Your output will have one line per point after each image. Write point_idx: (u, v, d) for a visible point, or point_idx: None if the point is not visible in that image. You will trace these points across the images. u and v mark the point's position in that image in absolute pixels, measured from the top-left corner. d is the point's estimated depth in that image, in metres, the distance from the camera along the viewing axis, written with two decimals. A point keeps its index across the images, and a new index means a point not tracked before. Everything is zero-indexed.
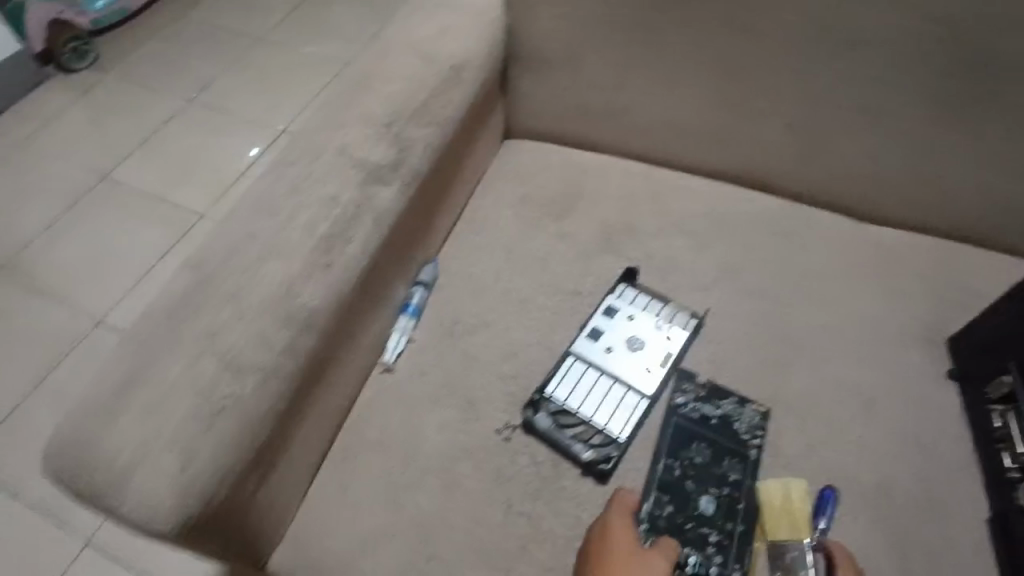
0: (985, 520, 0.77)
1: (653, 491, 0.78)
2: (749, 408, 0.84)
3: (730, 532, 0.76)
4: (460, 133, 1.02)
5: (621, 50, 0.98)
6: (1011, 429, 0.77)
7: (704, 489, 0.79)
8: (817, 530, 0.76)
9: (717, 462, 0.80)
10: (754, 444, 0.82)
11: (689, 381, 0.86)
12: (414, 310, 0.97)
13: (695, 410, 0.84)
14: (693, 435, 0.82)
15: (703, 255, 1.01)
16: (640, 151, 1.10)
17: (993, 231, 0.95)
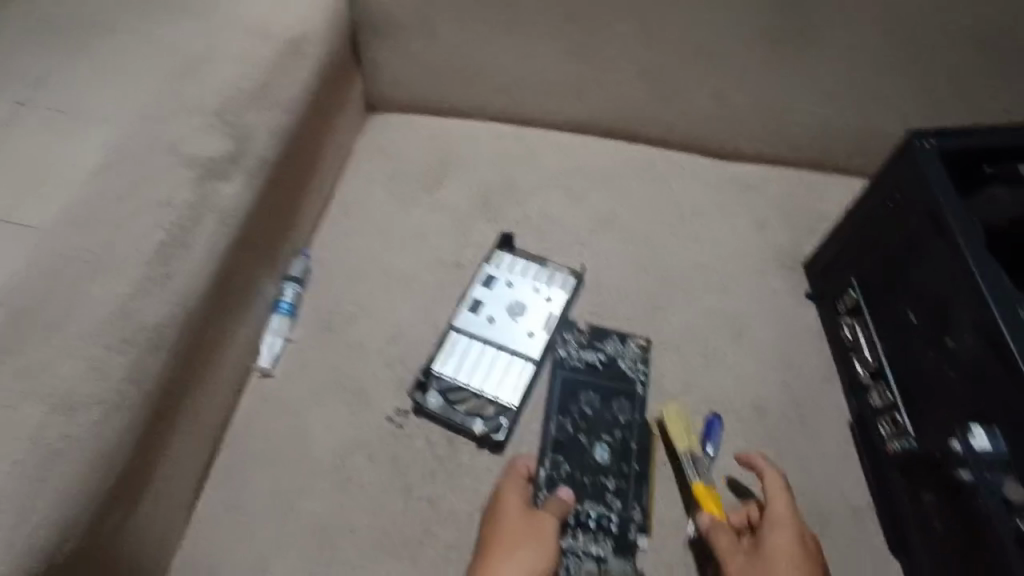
0: (847, 424, 0.83)
1: (549, 453, 0.79)
2: (631, 344, 0.87)
3: (626, 474, 0.79)
4: (316, 113, 0.94)
5: (467, 10, 0.94)
6: (858, 337, 0.83)
7: (597, 438, 0.81)
8: (708, 454, 0.79)
9: (608, 407, 0.83)
10: (640, 382, 0.85)
11: (570, 330, 0.88)
12: (288, 308, 0.90)
13: (577, 357, 0.86)
14: (581, 386, 0.84)
15: (577, 211, 1.01)
16: (505, 112, 1.08)
17: (836, 156, 1.02)
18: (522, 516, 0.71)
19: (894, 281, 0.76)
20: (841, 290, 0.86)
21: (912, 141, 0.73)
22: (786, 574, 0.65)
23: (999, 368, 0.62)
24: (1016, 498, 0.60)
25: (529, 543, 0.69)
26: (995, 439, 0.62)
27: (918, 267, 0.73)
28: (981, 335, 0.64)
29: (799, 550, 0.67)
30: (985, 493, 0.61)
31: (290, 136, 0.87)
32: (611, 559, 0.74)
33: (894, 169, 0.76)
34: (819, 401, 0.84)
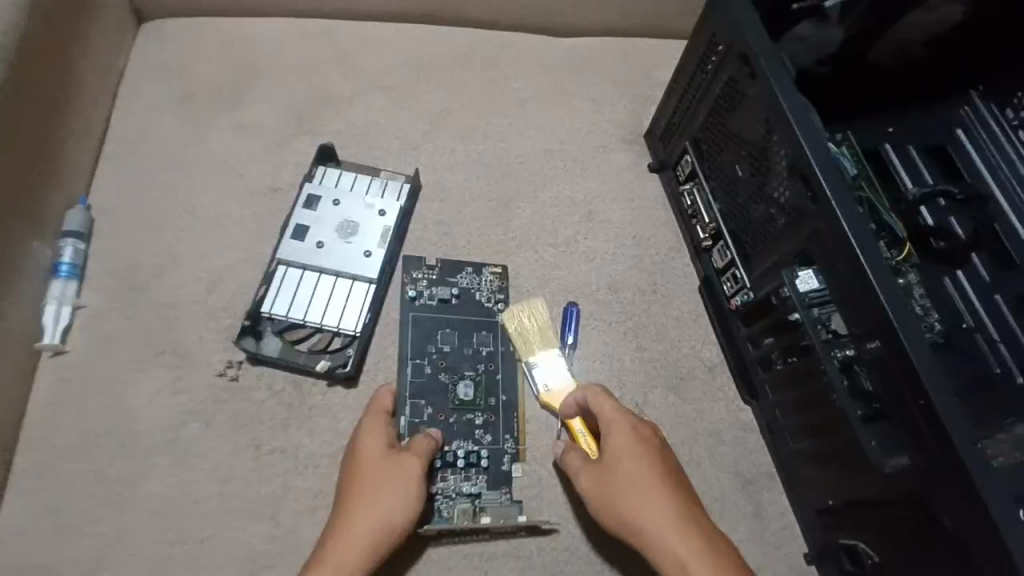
0: (696, 290, 0.84)
1: (409, 400, 0.73)
2: (485, 274, 0.81)
3: (493, 408, 0.75)
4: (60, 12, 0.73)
5: None
6: (697, 203, 0.83)
7: (460, 375, 0.75)
8: (567, 345, 0.78)
9: (468, 341, 0.77)
10: (499, 308, 0.80)
11: (419, 268, 0.79)
12: (69, 270, 0.75)
13: (426, 296, 0.78)
14: (435, 325, 0.77)
15: (405, 110, 0.91)
16: (304, 5, 0.93)
17: (667, 20, 0.97)
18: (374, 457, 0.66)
19: (722, 136, 0.76)
20: (678, 157, 0.86)
21: None
22: (635, 472, 0.63)
23: (816, 209, 0.62)
24: (842, 329, 0.64)
25: (379, 486, 0.64)
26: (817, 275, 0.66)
27: (735, 116, 0.72)
28: (794, 174, 0.65)
29: (641, 445, 0.65)
30: (813, 328, 0.65)
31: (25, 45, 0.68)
32: (485, 494, 0.71)
33: (706, 24, 0.73)
34: (669, 273, 0.85)
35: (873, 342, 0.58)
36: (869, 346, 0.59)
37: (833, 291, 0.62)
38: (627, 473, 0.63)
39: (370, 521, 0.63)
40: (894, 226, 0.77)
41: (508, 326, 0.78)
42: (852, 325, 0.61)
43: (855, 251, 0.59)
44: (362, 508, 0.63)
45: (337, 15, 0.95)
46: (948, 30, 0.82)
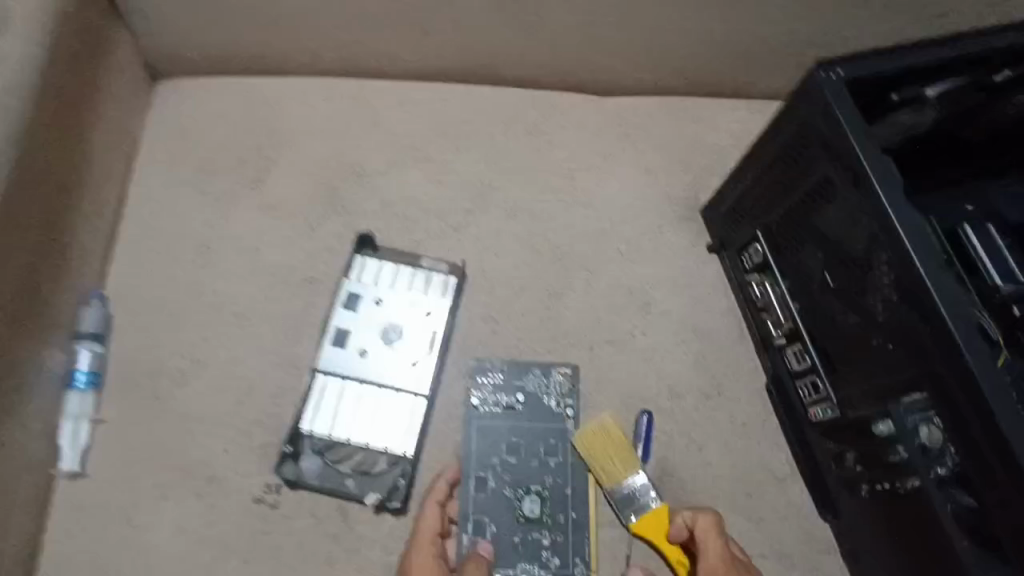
0: (763, 387, 0.79)
1: (471, 516, 0.70)
2: (554, 375, 0.76)
3: (562, 526, 0.71)
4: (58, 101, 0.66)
5: None
6: (769, 298, 0.76)
7: (526, 489, 0.71)
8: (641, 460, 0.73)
9: (535, 451, 0.73)
10: (569, 413, 0.74)
11: (485, 371, 0.75)
12: (87, 381, 0.69)
13: (492, 403, 0.74)
14: (501, 434, 0.73)
15: (445, 185, 0.84)
16: (332, 62, 0.85)
17: (735, 77, 0.88)
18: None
19: (804, 233, 0.69)
20: (745, 243, 0.79)
21: (813, 74, 0.62)
22: None
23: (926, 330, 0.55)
24: (933, 443, 0.58)
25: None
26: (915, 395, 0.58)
27: (829, 217, 0.65)
28: (907, 298, 0.57)
29: None
30: (910, 438, 0.60)
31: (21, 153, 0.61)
32: None
33: (793, 111, 0.66)
34: (734, 371, 0.79)
35: (997, 486, 0.52)
36: (992, 489, 0.53)
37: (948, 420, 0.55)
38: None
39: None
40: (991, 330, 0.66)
41: (580, 447, 0.72)
42: (974, 464, 0.54)
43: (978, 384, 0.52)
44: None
45: (370, 72, 0.87)
46: None
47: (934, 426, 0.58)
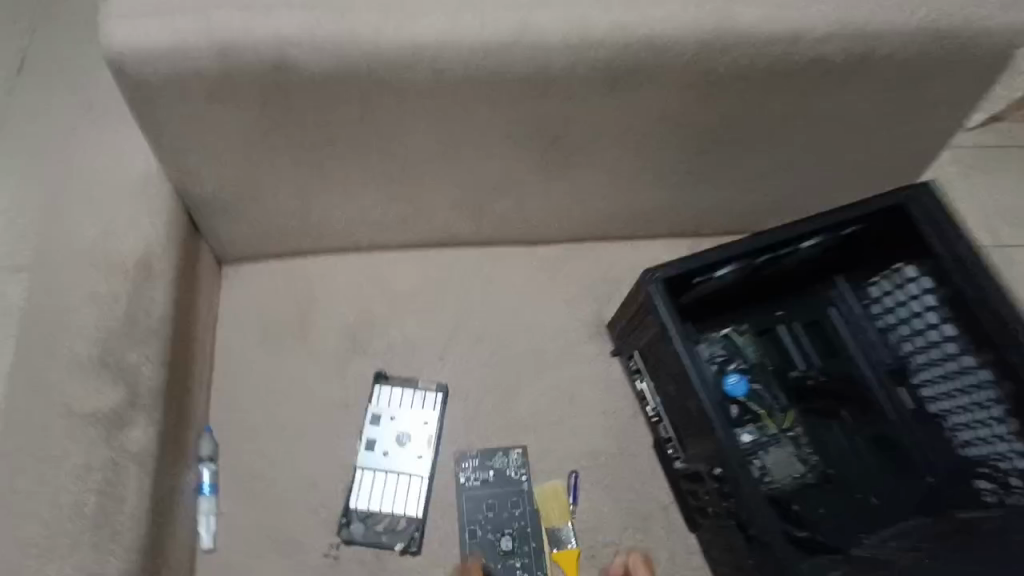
0: (650, 446, 1.18)
1: (469, 554, 1.08)
2: (512, 454, 1.15)
3: (526, 552, 1.09)
4: (181, 312, 1.07)
5: (294, 184, 1.10)
6: (644, 390, 1.17)
7: (502, 532, 1.10)
8: (573, 507, 1.12)
9: (506, 505, 1.12)
10: (524, 479, 1.14)
11: (468, 456, 1.15)
12: (210, 489, 1.07)
13: (474, 477, 1.13)
14: (482, 497, 1.12)
15: (430, 326, 1.25)
16: (349, 245, 1.26)
17: (622, 230, 1.30)
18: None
19: (654, 359, 1.11)
20: (630, 354, 1.20)
21: (646, 276, 1.04)
22: None
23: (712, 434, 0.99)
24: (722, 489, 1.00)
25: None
26: (714, 469, 1.00)
27: (665, 355, 1.06)
28: (703, 414, 1.00)
29: None
30: (712, 481, 1.02)
31: (169, 356, 1.02)
32: None
33: (641, 291, 1.07)
34: (631, 437, 1.19)
35: (751, 522, 0.95)
36: (749, 523, 0.96)
37: (726, 486, 0.98)
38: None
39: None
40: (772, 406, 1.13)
41: (537, 498, 1.12)
42: (740, 509, 0.97)
43: (735, 469, 0.95)
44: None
45: (374, 248, 1.28)
46: (822, 252, 1.12)
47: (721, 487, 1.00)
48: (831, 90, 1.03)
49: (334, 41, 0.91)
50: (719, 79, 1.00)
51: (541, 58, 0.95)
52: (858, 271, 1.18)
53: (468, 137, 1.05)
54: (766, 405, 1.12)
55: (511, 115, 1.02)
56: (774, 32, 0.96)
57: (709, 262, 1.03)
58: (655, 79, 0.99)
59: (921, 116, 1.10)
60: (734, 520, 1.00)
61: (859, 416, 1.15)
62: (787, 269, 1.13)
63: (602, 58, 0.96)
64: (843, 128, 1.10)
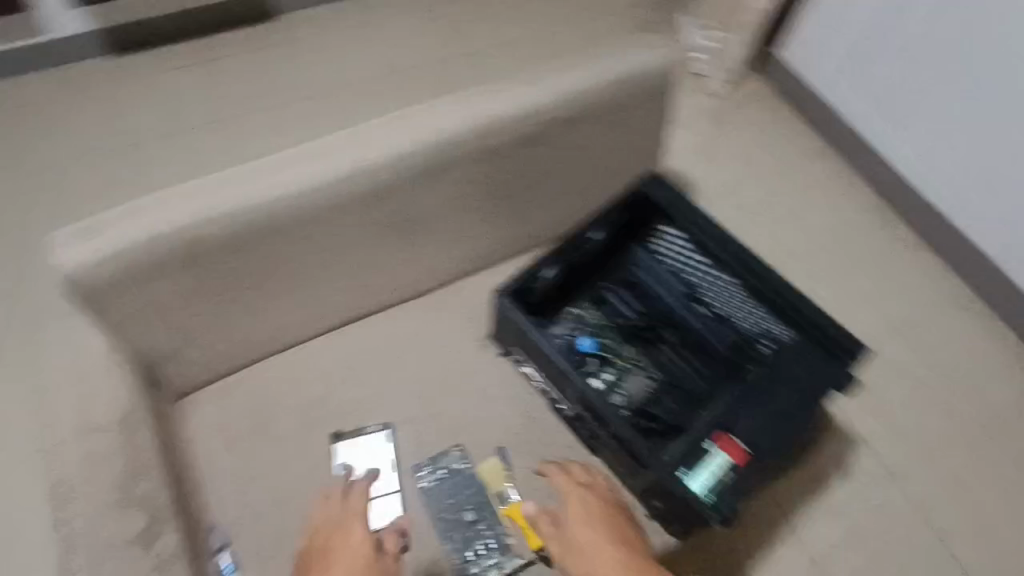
0: (548, 410, 1.59)
1: (446, 533, 1.44)
2: (453, 452, 1.52)
3: (486, 515, 1.46)
4: (164, 447, 1.36)
5: (221, 319, 1.42)
6: (530, 372, 1.58)
7: (464, 509, 1.46)
8: (509, 471, 1.51)
9: (461, 489, 1.48)
10: (467, 466, 1.51)
11: (421, 467, 1.51)
12: (231, 568, 1.41)
13: (431, 479, 1.49)
14: (443, 491, 1.48)
15: (361, 385, 1.61)
16: (277, 347, 1.59)
17: (477, 264, 1.72)
18: (339, 527, 1.27)
19: (524, 348, 1.53)
20: (511, 351, 1.61)
21: (497, 294, 1.46)
22: (574, 516, 1.26)
23: (573, 381, 1.41)
24: (595, 416, 1.42)
25: (346, 549, 1.22)
26: (585, 404, 1.42)
27: (528, 342, 1.48)
28: (563, 370, 1.42)
29: (580, 501, 1.29)
30: (588, 413, 1.44)
31: (167, 482, 1.31)
32: (500, 559, 1.42)
33: (497, 305, 1.49)
34: (533, 408, 1.59)
35: (614, 427, 1.37)
36: (615, 430, 1.38)
37: (595, 411, 1.41)
38: (570, 529, 1.25)
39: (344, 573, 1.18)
40: (617, 348, 1.59)
41: (481, 476, 1.50)
42: (608, 423, 1.39)
43: (594, 397, 1.38)
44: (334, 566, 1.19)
45: (298, 343, 1.62)
46: (609, 235, 1.59)
47: (593, 414, 1.42)
48: (571, 132, 1.51)
49: (222, 216, 1.26)
50: (494, 151, 1.45)
51: (368, 178, 1.35)
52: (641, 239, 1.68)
53: (340, 244, 1.43)
54: (613, 349, 1.58)
55: (364, 220, 1.41)
56: (514, 112, 1.43)
57: (533, 270, 1.48)
58: (452, 165, 1.42)
59: (637, 130, 1.61)
60: (609, 434, 1.42)
61: (677, 333, 1.62)
62: (591, 254, 1.59)
63: (412, 165, 1.38)
64: (593, 152, 1.59)
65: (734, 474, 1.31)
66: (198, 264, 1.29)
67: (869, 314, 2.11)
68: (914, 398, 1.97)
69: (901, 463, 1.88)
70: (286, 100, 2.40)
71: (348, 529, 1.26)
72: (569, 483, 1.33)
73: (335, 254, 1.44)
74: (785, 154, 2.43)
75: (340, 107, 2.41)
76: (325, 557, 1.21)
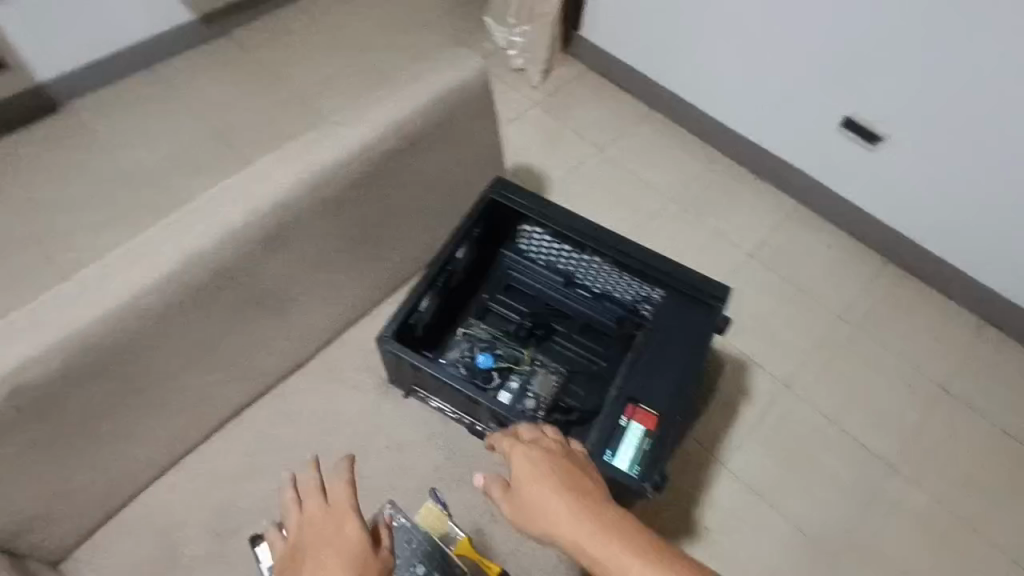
0: (469, 435, 1.57)
1: None
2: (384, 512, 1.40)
3: (437, 561, 1.34)
4: None
5: (83, 462, 1.27)
6: (439, 404, 1.56)
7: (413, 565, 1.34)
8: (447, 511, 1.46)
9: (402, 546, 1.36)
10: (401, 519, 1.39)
11: None
12: None
13: None
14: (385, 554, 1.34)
15: (268, 475, 1.49)
16: (162, 468, 1.45)
17: (354, 314, 1.67)
18: (326, 523, 1.02)
19: (425, 383, 1.50)
20: (414, 390, 1.58)
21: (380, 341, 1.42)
22: (526, 483, 1.08)
23: (481, 402, 1.40)
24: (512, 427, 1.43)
25: (338, 545, 0.97)
26: (498, 420, 1.43)
27: (426, 378, 1.45)
28: (468, 395, 1.41)
29: (528, 461, 1.11)
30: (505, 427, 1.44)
31: None
32: None
33: (383, 352, 1.44)
34: (452, 438, 1.56)
35: None
36: None
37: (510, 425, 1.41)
38: (522, 492, 1.08)
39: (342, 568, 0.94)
40: (515, 354, 1.60)
41: (421, 524, 1.43)
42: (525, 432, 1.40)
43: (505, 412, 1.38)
44: (327, 567, 0.94)
45: (187, 456, 1.49)
46: (473, 249, 1.60)
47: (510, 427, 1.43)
48: (408, 160, 1.50)
49: (46, 353, 1.13)
50: (334, 200, 1.41)
51: (207, 264, 1.26)
52: (507, 242, 1.70)
53: (198, 342, 1.32)
54: (511, 355, 1.60)
55: (215, 308, 1.32)
56: (340, 157, 1.38)
57: (409, 306, 1.45)
58: (294, 226, 1.36)
59: (472, 141, 1.61)
60: None
61: (566, 322, 1.66)
62: (462, 271, 1.59)
63: (250, 238, 1.31)
64: (436, 173, 1.58)
65: (651, 439, 1.35)
66: (46, 408, 1.16)
67: (728, 248, 2.27)
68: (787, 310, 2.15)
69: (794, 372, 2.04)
70: (103, 200, 2.22)
71: (337, 523, 1.02)
72: (515, 445, 1.15)
73: (194, 352, 1.33)
74: (615, 125, 2.57)
75: (170, 188, 2.26)
76: (313, 559, 0.97)
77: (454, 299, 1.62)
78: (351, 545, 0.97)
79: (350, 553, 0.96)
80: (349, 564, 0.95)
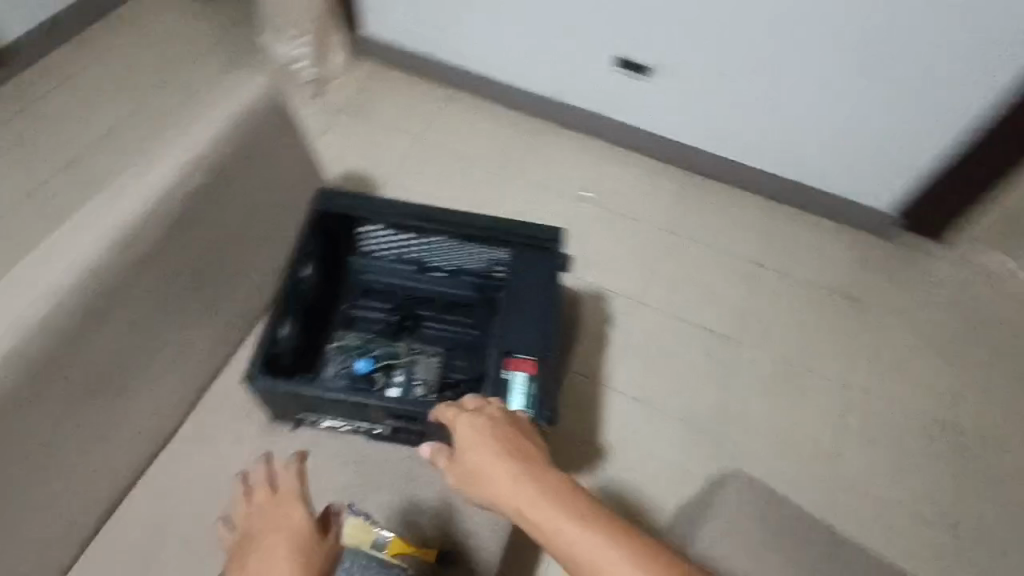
0: (369, 441, 1.57)
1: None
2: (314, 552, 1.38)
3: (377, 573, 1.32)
4: None
5: None
6: (330, 423, 1.54)
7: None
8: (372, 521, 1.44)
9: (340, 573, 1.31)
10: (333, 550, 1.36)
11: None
12: None
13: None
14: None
15: (167, 556, 1.39)
16: None
17: (213, 365, 1.59)
18: (273, 512, 1.13)
19: (309, 407, 1.47)
20: (300, 418, 1.54)
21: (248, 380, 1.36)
22: (468, 450, 1.17)
23: (371, 404, 1.42)
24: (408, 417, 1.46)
25: (288, 529, 1.08)
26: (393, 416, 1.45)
27: (308, 399, 1.43)
28: (357, 401, 1.41)
29: (469, 430, 1.20)
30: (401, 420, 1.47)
31: None
32: None
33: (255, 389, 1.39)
34: (353, 451, 1.56)
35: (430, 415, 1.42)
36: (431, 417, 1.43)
37: (404, 415, 1.44)
38: (466, 458, 1.16)
39: (287, 553, 1.04)
40: (391, 351, 1.62)
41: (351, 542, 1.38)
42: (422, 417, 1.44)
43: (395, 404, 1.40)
44: (275, 550, 1.05)
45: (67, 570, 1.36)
46: (316, 264, 1.58)
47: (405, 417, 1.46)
48: (218, 194, 1.43)
49: None
50: (149, 256, 1.31)
51: (16, 364, 1.13)
52: (349, 250, 1.70)
53: (35, 448, 1.20)
54: (388, 353, 1.62)
55: (43, 407, 1.19)
56: (140, 212, 1.29)
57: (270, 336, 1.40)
58: (108, 295, 1.26)
59: (280, 159, 1.58)
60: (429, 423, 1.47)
61: (430, 306, 1.72)
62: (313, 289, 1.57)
63: (61, 321, 1.19)
64: (253, 200, 1.53)
65: (536, 381, 1.45)
66: None
67: (558, 197, 2.45)
68: (622, 238, 2.37)
69: (643, 288, 2.26)
70: None
71: (285, 512, 1.13)
72: (460, 414, 1.24)
73: (34, 460, 1.20)
74: (423, 111, 2.63)
75: None
76: (262, 542, 1.07)
77: (314, 318, 1.60)
78: (300, 530, 1.08)
79: (296, 539, 1.07)
80: (298, 547, 1.06)
